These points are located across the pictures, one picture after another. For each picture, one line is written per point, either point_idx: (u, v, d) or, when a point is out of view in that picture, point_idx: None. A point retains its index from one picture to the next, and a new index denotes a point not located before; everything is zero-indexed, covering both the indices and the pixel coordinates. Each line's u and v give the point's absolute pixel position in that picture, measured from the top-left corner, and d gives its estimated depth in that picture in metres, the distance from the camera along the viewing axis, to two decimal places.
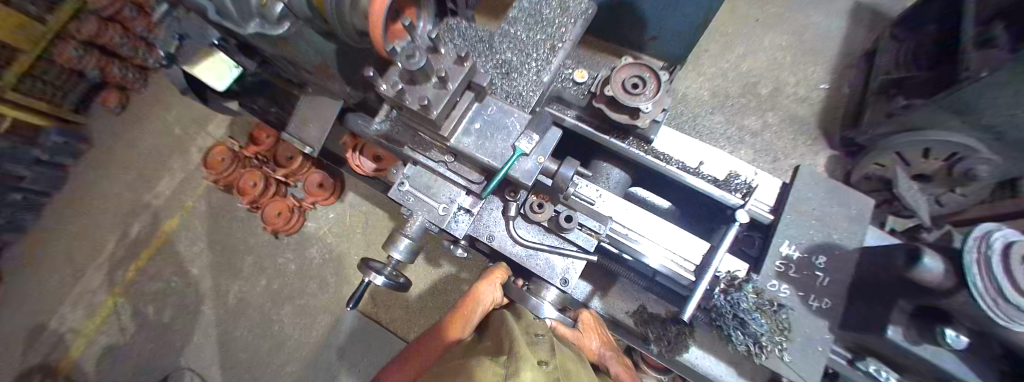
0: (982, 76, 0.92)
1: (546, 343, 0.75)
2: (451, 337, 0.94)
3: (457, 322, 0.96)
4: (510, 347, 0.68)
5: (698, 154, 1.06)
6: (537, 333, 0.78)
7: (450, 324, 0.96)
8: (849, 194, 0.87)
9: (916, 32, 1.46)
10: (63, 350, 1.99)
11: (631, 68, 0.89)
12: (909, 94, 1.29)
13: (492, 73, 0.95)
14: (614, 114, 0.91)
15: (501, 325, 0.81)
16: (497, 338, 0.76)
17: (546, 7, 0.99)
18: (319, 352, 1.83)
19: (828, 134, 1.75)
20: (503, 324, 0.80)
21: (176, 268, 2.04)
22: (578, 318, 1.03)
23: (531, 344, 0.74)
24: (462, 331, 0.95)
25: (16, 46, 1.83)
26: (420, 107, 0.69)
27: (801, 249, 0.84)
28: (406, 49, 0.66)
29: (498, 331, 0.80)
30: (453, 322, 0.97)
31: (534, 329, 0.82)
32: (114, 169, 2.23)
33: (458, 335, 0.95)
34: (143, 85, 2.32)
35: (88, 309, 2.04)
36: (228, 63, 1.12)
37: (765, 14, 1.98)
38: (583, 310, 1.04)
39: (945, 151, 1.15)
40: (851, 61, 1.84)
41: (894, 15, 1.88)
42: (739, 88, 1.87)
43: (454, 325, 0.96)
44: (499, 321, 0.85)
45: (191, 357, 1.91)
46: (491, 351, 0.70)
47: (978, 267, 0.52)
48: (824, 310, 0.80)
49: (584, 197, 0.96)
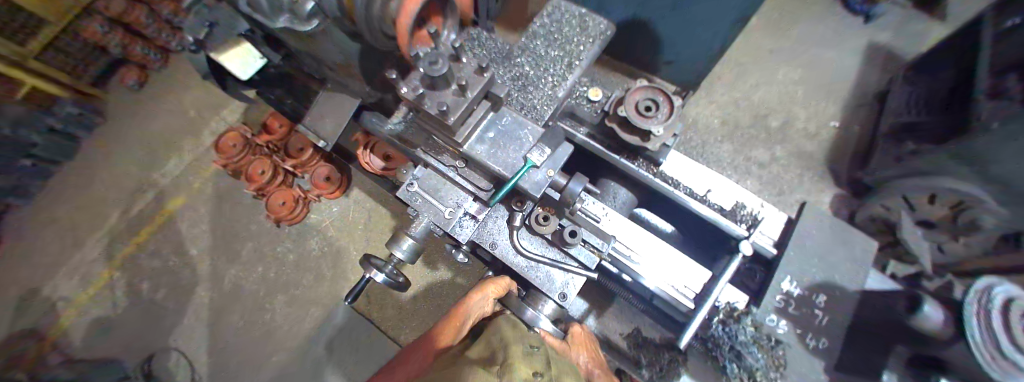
0: (993, 127, 0.98)
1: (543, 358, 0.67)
2: (438, 344, 0.84)
3: (447, 330, 0.89)
4: (501, 360, 0.62)
5: (706, 181, 1.05)
6: (534, 345, 0.72)
7: (437, 334, 0.88)
8: (853, 234, 0.87)
9: (929, 79, 1.48)
10: (53, 318, 1.99)
11: (645, 91, 0.90)
12: (919, 139, 1.31)
13: (509, 84, 0.96)
14: (625, 135, 0.92)
15: (499, 329, 0.77)
16: (491, 346, 0.71)
17: (567, 26, 1.02)
18: (307, 345, 1.83)
19: (835, 172, 1.76)
20: (499, 334, 0.75)
21: (176, 248, 2.05)
22: (568, 332, 1.00)
23: (527, 356, 0.65)
24: (451, 339, 0.86)
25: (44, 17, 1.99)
26: (438, 113, 0.70)
27: (803, 286, 0.84)
28: (430, 55, 0.67)
29: (490, 338, 0.75)
30: (444, 330, 0.89)
31: (530, 340, 0.75)
32: (126, 144, 2.26)
33: (447, 342, 0.85)
34: (163, 67, 2.39)
35: (85, 278, 2.05)
36: (253, 53, 1.13)
37: (781, 48, 2.01)
38: (574, 325, 1.03)
39: (952, 197, 1.15)
40: (863, 102, 1.86)
41: (909, 59, 1.90)
42: (749, 119, 1.88)
43: (443, 333, 0.88)
44: (497, 325, 0.80)
45: (179, 337, 1.90)
46: (481, 361, 0.64)
47: (978, 321, 0.55)
48: (822, 349, 0.79)
49: (590, 213, 0.97)
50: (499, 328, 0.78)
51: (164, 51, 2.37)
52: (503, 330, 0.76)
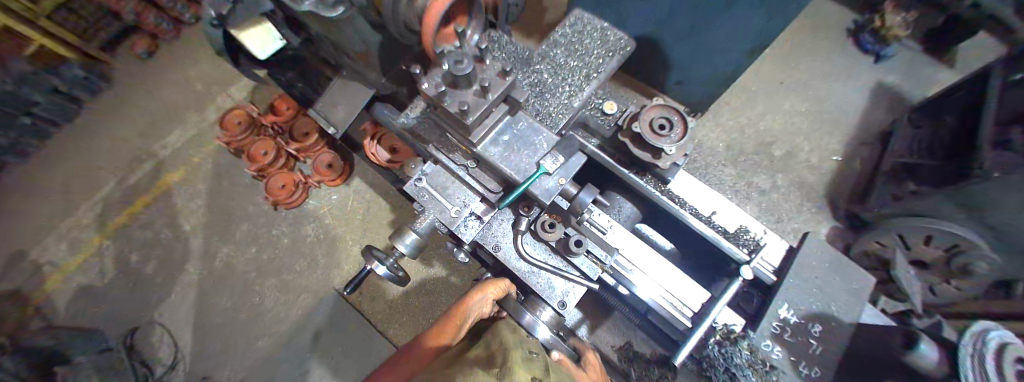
0: (993, 176, 0.99)
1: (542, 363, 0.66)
2: (435, 343, 0.85)
3: (446, 329, 0.89)
4: (501, 361, 0.61)
5: (712, 203, 1.05)
6: (532, 350, 0.71)
7: (437, 332, 0.88)
8: (852, 268, 0.88)
9: (933, 123, 1.51)
10: (38, 281, 1.96)
11: (660, 109, 0.91)
12: (919, 181, 1.34)
13: (527, 89, 0.98)
14: (637, 150, 0.93)
15: (495, 333, 0.76)
16: (490, 348, 0.70)
17: (588, 38, 1.03)
18: (294, 331, 1.81)
19: (833, 205, 1.78)
20: (497, 337, 0.74)
21: (170, 221, 2.03)
22: (580, 354, 0.91)
23: (526, 362, 0.64)
24: (450, 338, 0.87)
25: None
26: (458, 111, 0.70)
27: (800, 315, 0.85)
28: (455, 54, 0.68)
29: (489, 341, 0.74)
30: (442, 329, 0.89)
31: (529, 345, 0.74)
32: (129, 112, 2.24)
33: (444, 341, 0.86)
34: (175, 38, 2.38)
35: (74, 243, 2.02)
36: (274, 36, 1.18)
37: (790, 79, 2.04)
38: (587, 349, 0.94)
39: (946, 240, 1.20)
40: (866, 139, 1.89)
41: (914, 101, 1.94)
42: (754, 145, 1.91)
43: (441, 332, 0.89)
44: (495, 329, 0.79)
45: (164, 312, 1.88)
46: (481, 362, 0.64)
47: (972, 362, 0.58)
48: (813, 378, 0.80)
49: (596, 224, 0.96)
50: (498, 330, 0.78)
51: (177, 22, 2.37)
52: (503, 333, 0.75)
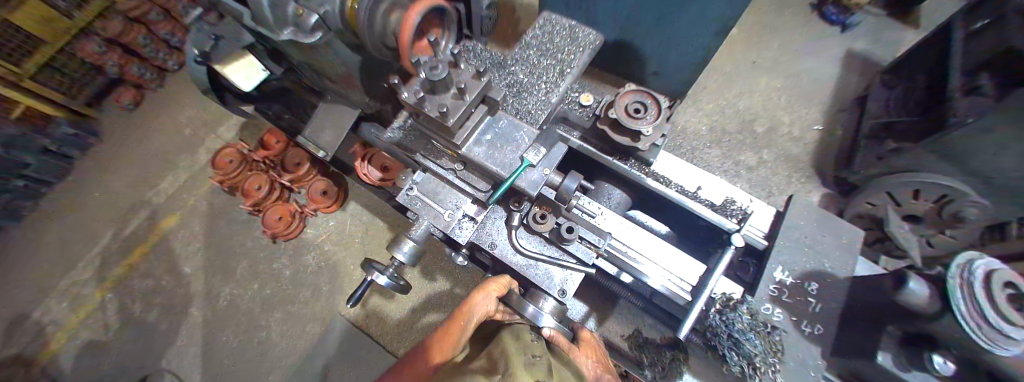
0: (970, 121, 1.04)
1: (545, 366, 0.69)
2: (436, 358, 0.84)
3: (446, 341, 0.87)
4: (504, 369, 0.67)
5: (696, 179, 1.09)
6: (535, 354, 0.73)
7: (437, 345, 0.86)
8: (838, 223, 0.91)
9: (906, 81, 1.57)
10: (42, 343, 1.93)
11: (633, 94, 0.94)
12: (899, 138, 1.38)
13: (505, 90, 1.01)
14: (615, 136, 0.96)
15: (501, 343, 0.79)
16: (492, 357, 0.75)
17: (557, 37, 1.07)
18: (304, 363, 1.79)
19: (822, 173, 1.81)
20: (500, 349, 0.76)
21: (170, 267, 2.02)
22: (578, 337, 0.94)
23: (528, 366, 0.67)
24: (452, 350, 0.86)
25: (35, 36, 1.98)
26: (438, 114, 0.73)
27: (795, 276, 0.87)
28: (429, 62, 0.71)
29: (491, 351, 0.79)
30: (442, 341, 0.87)
31: (532, 350, 0.75)
32: (120, 164, 2.26)
33: (448, 355, 0.85)
34: (159, 86, 2.43)
35: (75, 300, 2.00)
36: (257, 66, 1.16)
37: (762, 58, 2.11)
38: (583, 330, 0.96)
39: (935, 192, 1.21)
40: (844, 105, 1.94)
41: (884, 64, 2.01)
42: (737, 124, 1.95)
43: (442, 345, 0.86)
44: (498, 339, 0.83)
45: (172, 359, 1.85)
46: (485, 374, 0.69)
47: (962, 291, 0.58)
48: (817, 335, 0.81)
49: (586, 211, 1.00)
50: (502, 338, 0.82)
51: (159, 70, 2.43)
52: (506, 340, 0.79)
